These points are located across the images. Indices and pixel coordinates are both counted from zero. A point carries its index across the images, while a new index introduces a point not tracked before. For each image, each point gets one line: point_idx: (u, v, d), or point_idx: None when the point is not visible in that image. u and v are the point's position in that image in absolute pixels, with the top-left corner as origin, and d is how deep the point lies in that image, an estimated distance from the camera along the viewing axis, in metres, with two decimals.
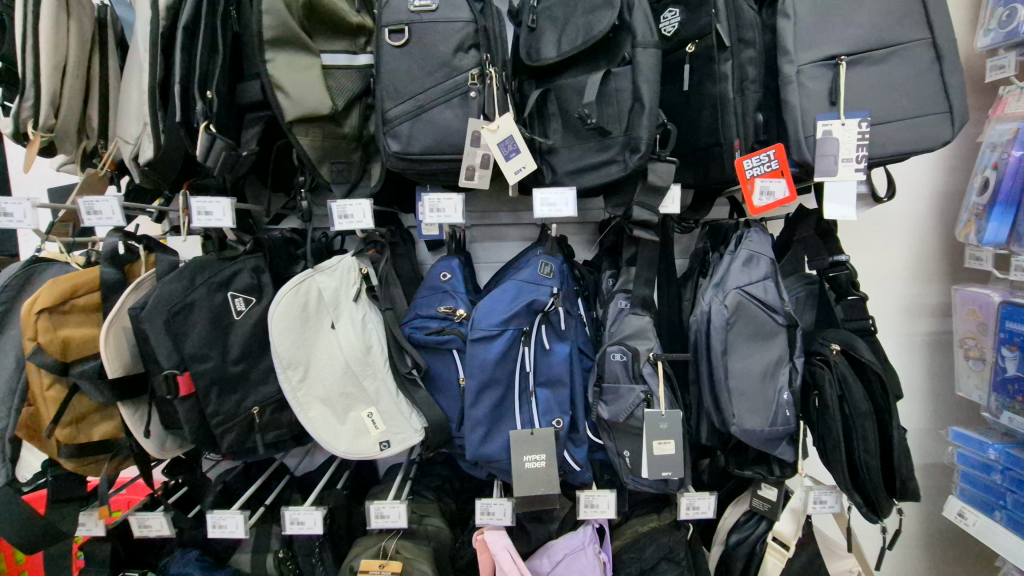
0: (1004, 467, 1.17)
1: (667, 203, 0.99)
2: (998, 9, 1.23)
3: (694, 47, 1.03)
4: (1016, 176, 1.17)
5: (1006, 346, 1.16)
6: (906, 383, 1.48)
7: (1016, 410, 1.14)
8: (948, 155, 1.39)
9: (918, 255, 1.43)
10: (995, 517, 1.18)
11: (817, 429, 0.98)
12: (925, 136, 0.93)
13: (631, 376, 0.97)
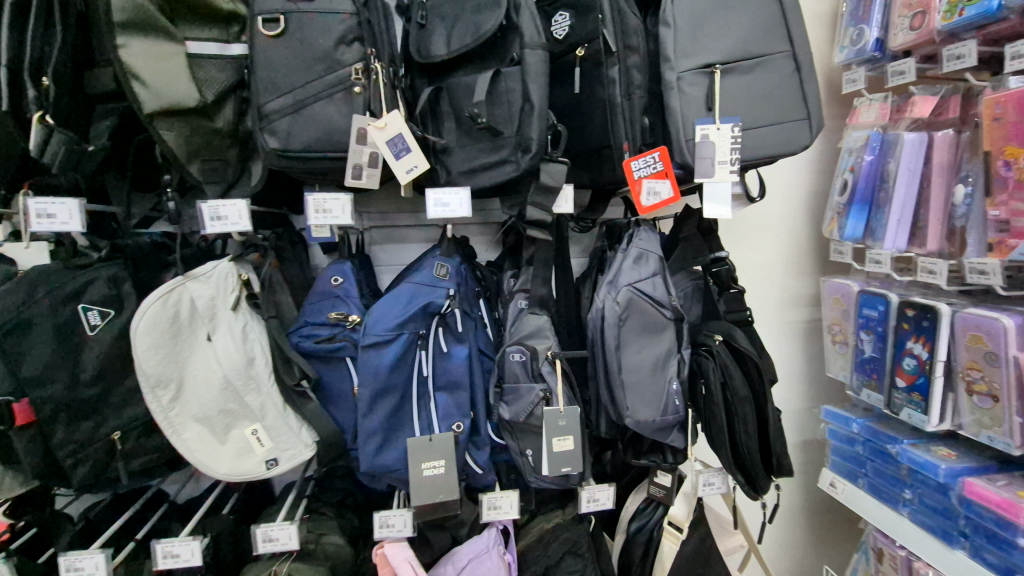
0: (865, 439, 1.31)
1: (560, 203, 1.01)
2: (850, 28, 1.38)
3: (583, 50, 1.05)
4: (869, 179, 1.31)
5: (863, 330, 1.30)
6: (781, 366, 1.61)
7: (871, 386, 1.29)
8: (813, 156, 1.54)
9: (790, 248, 1.56)
10: (857, 483, 1.33)
11: (704, 415, 1.04)
12: (788, 141, 1.02)
13: (530, 375, 0.97)
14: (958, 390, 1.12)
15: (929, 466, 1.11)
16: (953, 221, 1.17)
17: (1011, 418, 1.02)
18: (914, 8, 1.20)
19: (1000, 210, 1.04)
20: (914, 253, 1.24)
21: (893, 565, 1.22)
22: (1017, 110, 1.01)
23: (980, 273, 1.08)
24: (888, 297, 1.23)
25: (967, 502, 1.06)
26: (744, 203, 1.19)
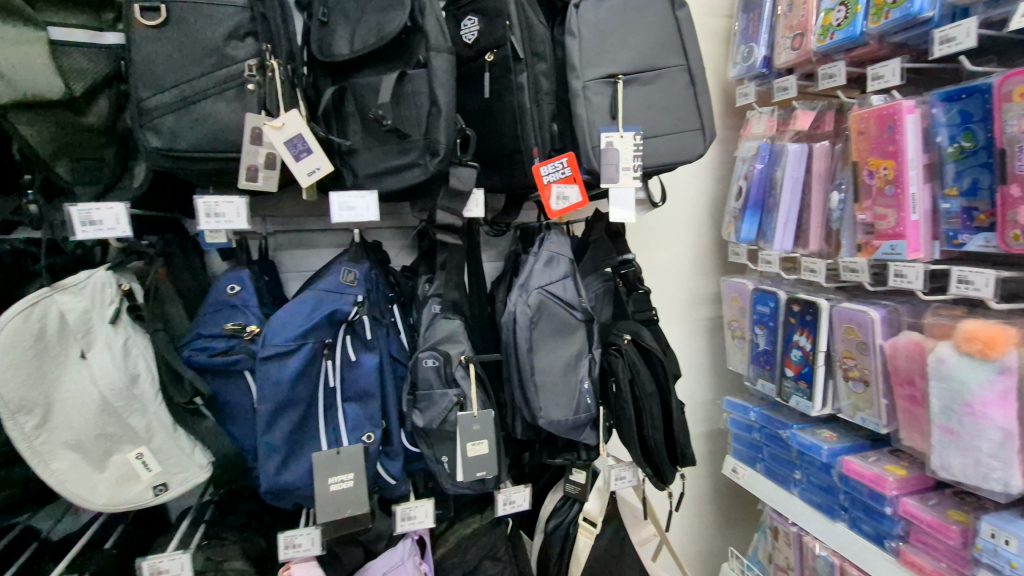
0: (761, 426, 1.41)
1: (471, 207, 1.01)
2: (740, 46, 1.49)
3: (492, 56, 1.05)
4: (760, 186, 1.42)
5: (757, 325, 1.41)
6: (685, 361, 1.70)
7: (765, 377, 1.39)
8: (711, 163, 1.64)
9: (691, 250, 1.66)
10: (756, 467, 1.44)
11: (614, 411, 1.08)
12: (685, 149, 1.08)
13: (444, 381, 0.97)
14: (837, 377, 1.24)
15: (814, 448, 1.22)
16: (830, 224, 1.29)
17: (879, 400, 1.14)
18: (794, 30, 1.32)
19: (866, 214, 1.17)
20: (798, 253, 1.36)
21: (787, 541, 1.32)
22: (878, 125, 1.12)
23: (852, 270, 1.21)
24: (778, 294, 1.35)
25: (845, 478, 1.17)
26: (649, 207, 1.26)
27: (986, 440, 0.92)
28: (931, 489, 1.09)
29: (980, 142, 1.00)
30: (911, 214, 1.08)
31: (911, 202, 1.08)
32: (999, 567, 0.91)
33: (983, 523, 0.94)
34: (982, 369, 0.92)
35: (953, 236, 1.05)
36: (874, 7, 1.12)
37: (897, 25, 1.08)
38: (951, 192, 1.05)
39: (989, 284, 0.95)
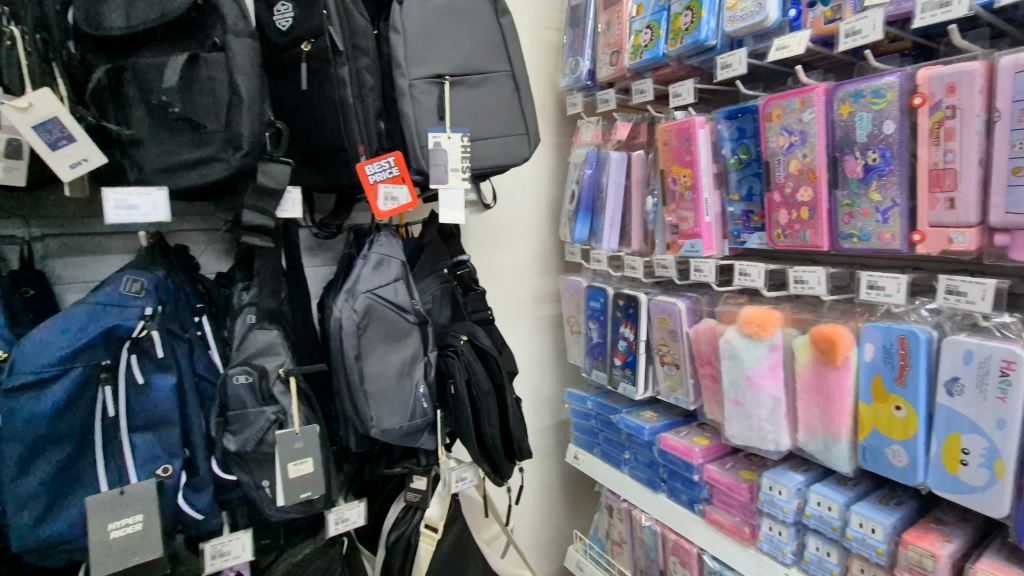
0: (597, 413, 1.51)
1: (285, 207, 0.93)
2: (568, 59, 1.58)
3: (309, 46, 0.97)
4: (590, 190, 1.53)
5: (590, 320, 1.51)
6: (529, 358, 1.77)
7: (599, 367, 1.50)
8: (546, 169, 1.74)
9: (530, 252, 1.73)
10: (594, 451, 1.55)
11: (452, 413, 1.08)
12: (511, 152, 1.11)
13: (259, 399, 0.90)
14: (655, 362, 1.37)
15: (638, 429, 1.34)
16: (647, 225, 1.43)
17: (687, 380, 1.29)
18: (612, 47, 1.44)
19: (672, 216, 1.31)
20: (622, 252, 1.49)
21: (620, 517, 1.44)
22: (677, 137, 1.27)
23: (663, 267, 1.35)
24: (606, 290, 1.46)
25: (663, 453, 1.30)
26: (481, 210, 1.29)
27: (763, 407, 1.09)
28: (728, 454, 1.25)
29: (753, 155, 1.17)
30: (705, 216, 1.24)
31: (705, 206, 1.24)
32: (775, 514, 1.08)
33: (764, 478, 1.10)
34: (758, 347, 1.09)
35: (737, 235, 1.23)
36: (673, 33, 1.26)
37: (690, 50, 1.23)
38: (734, 198, 1.22)
39: (761, 275, 1.13)
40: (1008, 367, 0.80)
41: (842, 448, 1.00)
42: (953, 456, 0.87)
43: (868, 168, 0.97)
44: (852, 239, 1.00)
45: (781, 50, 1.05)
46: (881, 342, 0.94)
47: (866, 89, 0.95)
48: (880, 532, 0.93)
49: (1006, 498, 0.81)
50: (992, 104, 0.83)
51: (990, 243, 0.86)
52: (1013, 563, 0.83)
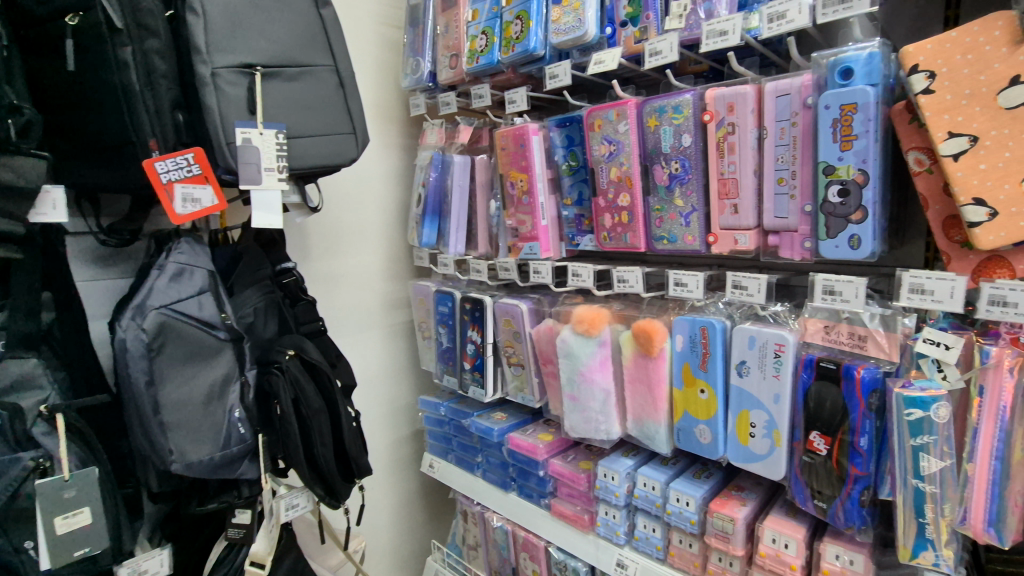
0: (450, 418, 1.49)
1: (43, 210, 0.84)
2: (409, 59, 1.55)
3: (76, 20, 0.83)
4: (436, 193, 1.51)
5: (439, 324, 1.49)
6: (383, 366, 1.71)
7: (449, 372, 1.49)
8: (393, 171, 1.70)
9: (377, 258, 1.68)
10: (448, 458, 1.54)
11: (278, 436, 0.98)
12: (336, 152, 1.04)
13: (11, 445, 0.80)
14: (503, 364, 1.39)
15: (487, 430, 1.35)
16: (492, 228, 1.45)
17: (532, 379, 1.32)
18: (450, 50, 1.44)
19: (512, 220, 1.34)
20: (469, 255, 1.49)
21: (474, 521, 1.44)
22: (513, 142, 1.29)
23: (506, 269, 1.37)
24: (453, 294, 1.45)
25: (512, 452, 1.33)
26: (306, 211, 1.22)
27: (595, 400, 1.16)
28: (571, 446, 1.31)
29: (580, 162, 1.24)
30: (541, 219, 1.28)
31: (541, 209, 1.28)
32: (609, 499, 1.15)
33: (600, 467, 1.17)
34: (589, 344, 1.15)
35: (572, 237, 1.29)
36: (505, 41, 1.29)
37: (521, 58, 1.26)
38: (567, 202, 1.28)
39: (590, 275, 1.20)
40: (780, 349, 0.93)
41: (660, 430, 1.10)
42: (744, 429, 0.99)
43: (672, 176, 1.07)
44: (662, 240, 1.11)
45: (599, 64, 1.13)
46: (688, 333, 1.05)
47: (668, 105, 1.05)
48: (692, 503, 1.03)
49: (782, 462, 0.95)
50: (761, 122, 0.96)
51: (765, 243, 1.00)
52: (790, 517, 0.96)
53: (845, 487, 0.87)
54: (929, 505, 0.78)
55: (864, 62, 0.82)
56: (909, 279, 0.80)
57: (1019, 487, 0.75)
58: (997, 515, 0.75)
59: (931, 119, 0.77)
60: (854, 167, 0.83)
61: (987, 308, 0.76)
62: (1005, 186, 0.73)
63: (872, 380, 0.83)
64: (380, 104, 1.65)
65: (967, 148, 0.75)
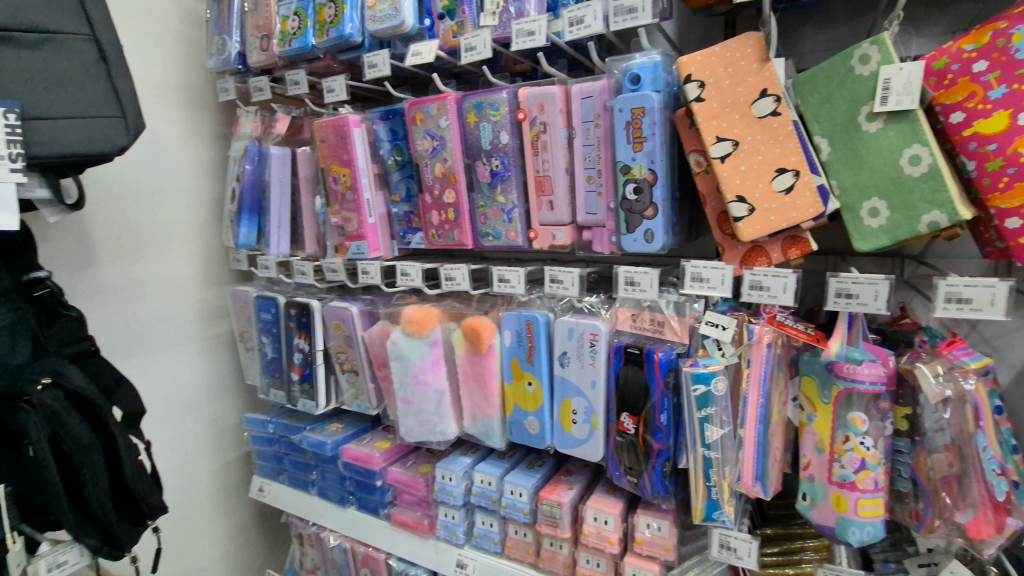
0: (279, 435, 1.37)
1: None
2: (214, 37, 1.37)
3: None
4: (252, 188, 1.36)
5: (263, 333, 1.36)
6: (204, 384, 1.52)
7: (276, 385, 1.36)
8: (204, 165, 1.51)
9: (186, 261, 1.47)
10: (281, 478, 1.42)
11: (36, 480, 0.87)
12: (98, 138, 0.92)
13: None
14: (335, 372, 1.30)
15: (320, 444, 1.26)
16: (318, 226, 1.34)
17: (367, 385, 1.25)
18: (261, 30, 1.30)
19: (337, 217, 1.25)
20: (294, 257, 1.38)
21: (311, 543, 1.36)
22: (333, 134, 1.21)
23: (333, 270, 1.28)
24: (277, 299, 1.32)
25: (347, 464, 1.25)
26: (59, 208, 1.03)
27: (428, 401, 1.13)
28: (411, 451, 1.27)
29: (406, 156, 1.20)
30: (368, 217, 1.22)
31: (367, 206, 1.21)
32: (447, 500, 1.13)
33: (437, 469, 1.14)
34: (420, 344, 1.11)
35: (403, 235, 1.25)
36: (319, 24, 1.19)
37: (336, 44, 1.18)
38: (395, 199, 1.23)
39: (419, 274, 1.16)
40: (594, 338, 0.98)
41: (494, 425, 1.11)
42: (567, 416, 1.04)
43: (493, 173, 1.07)
44: (488, 237, 1.11)
45: (416, 56, 1.09)
46: (515, 328, 1.06)
47: (485, 102, 1.05)
48: (525, 494, 1.05)
49: (599, 444, 1.01)
50: (570, 122, 1.00)
51: (580, 238, 1.05)
52: (610, 494, 1.03)
53: (651, 461, 0.95)
54: (713, 469, 0.87)
55: (649, 70, 0.88)
56: (691, 268, 0.89)
57: (777, 444, 0.87)
58: (761, 471, 0.86)
59: (702, 124, 0.86)
60: (645, 167, 0.90)
61: (748, 292, 0.85)
62: (760, 185, 0.84)
63: (667, 361, 0.91)
64: (182, 85, 1.44)
65: (731, 151, 0.85)
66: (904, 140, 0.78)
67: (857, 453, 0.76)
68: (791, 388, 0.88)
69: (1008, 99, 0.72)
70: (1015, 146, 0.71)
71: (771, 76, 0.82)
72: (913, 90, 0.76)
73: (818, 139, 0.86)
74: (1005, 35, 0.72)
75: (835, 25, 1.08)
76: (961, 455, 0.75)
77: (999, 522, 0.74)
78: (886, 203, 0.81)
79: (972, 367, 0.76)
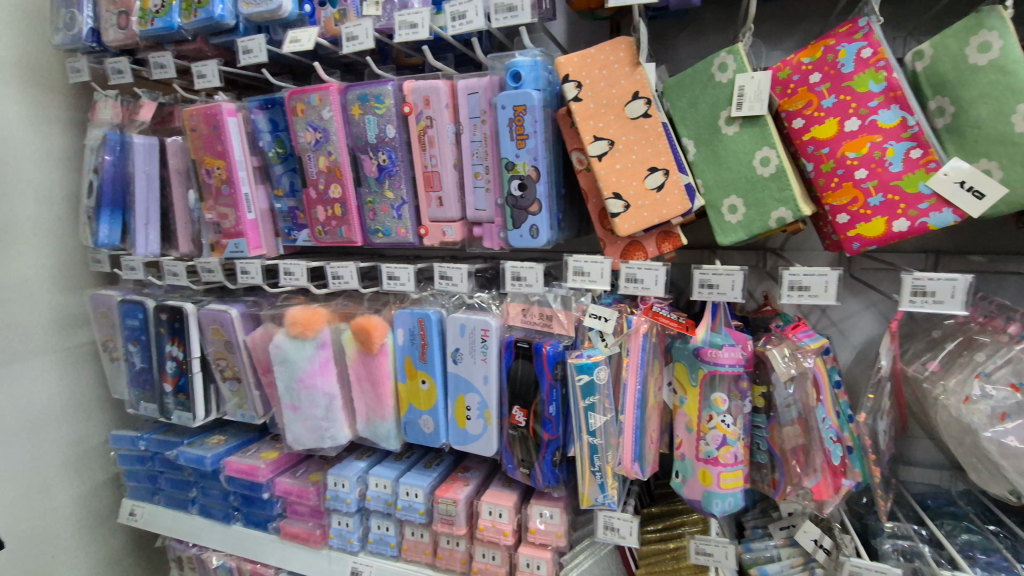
0: (153, 452, 1.25)
1: None
2: (61, 9, 1.21)
3: None
4: (113, 181, 1.22)
5: (129, 341, 1.23)
6: (61, 400, 1.35)
7: (146, 398, 1.24)
8: (55, 154, 1.34)
9: (34, 263, 1.29)
10: (156, 499, 1.30)
11: None
12: None
13: None
14: (215, 380, 1.21)
15: (198, 459, 1.16)
16: (192, 223, 1.24)
17: (252, 393, 1.17)
18: (118, 6, 1.17)
19: (212, 213, 1.16)
20: (165, 257, 1.26)
21: (192, 565, 1.26)
22: (205, 123, 1.12)
23: (209, 271, 1.18)
24: (145, 303, 1.20)
25: (230, 478, 1.16)
26: None
27: (317, 406, 1.08)
28: (302, 460, 1.21)
29: (288, 149, 1.13)
30: (247, 213, 1.14)
31: (245, 202, 1.14)
32: (341, 507, 1.09)
33: (329, 476, 1.10)
34: (306, 347, 1.06)
35: (289, 232, 1.19)
36: (184, 3, 1.09)
37: (205, 25, 1.09)
38: (278, 193, 1.16)
39: (304, 273, 1.11)
40: (485, 334, 0.98)
41: (388, 426, 1.09)
42: (461, 413, 1.03)
43: (380, 167, 1.04)
44: (377, 234, 1.08)
45: (295, 43, 1.03)
46: (408, 326, 1.04)
47: (370, 94, 1.02)
48: (420, 494, 1.03)
49: (493, 439, 1.01)
50: (456, 118, 0.99)
51: (471, 234, 1.05)
52: (505, 488, 1.04)
53: (541, 452, 0.97)
54: (598, 455, 0.91)
55: (530, 68, 0.90)
56: (574, 262, 0.91)
57: (653, 427, 0.92)
58: (640, 452, 0.91)
59: (580, 123, 0.89)
60: (528, 164, 0.92)
61: (625, 284, 0.89)
62: (634, 182, 0.89)
63: (555, 353, 0.93)
64: (23, 63, 1.26)
65: (607, 150, 0.89)
66: (756, 143, 0.86)
67: (719, 430, 0.82)
68: (666, 373, 0.93)
69: (837, 107, 0.80)
70: (843, 150, 0.80)
71: (642, 79, 0.87)
72: (762, 97, 0.83)
73: (686, 141, 0.92)
74: (834, 50, 0.80)
75: (707, 31, 1.16)
76: (806, 426, 0.84)
77: (836, 484, 0.83)
78: (743, 200, 0.88)
79: (811, 347, 0.84)
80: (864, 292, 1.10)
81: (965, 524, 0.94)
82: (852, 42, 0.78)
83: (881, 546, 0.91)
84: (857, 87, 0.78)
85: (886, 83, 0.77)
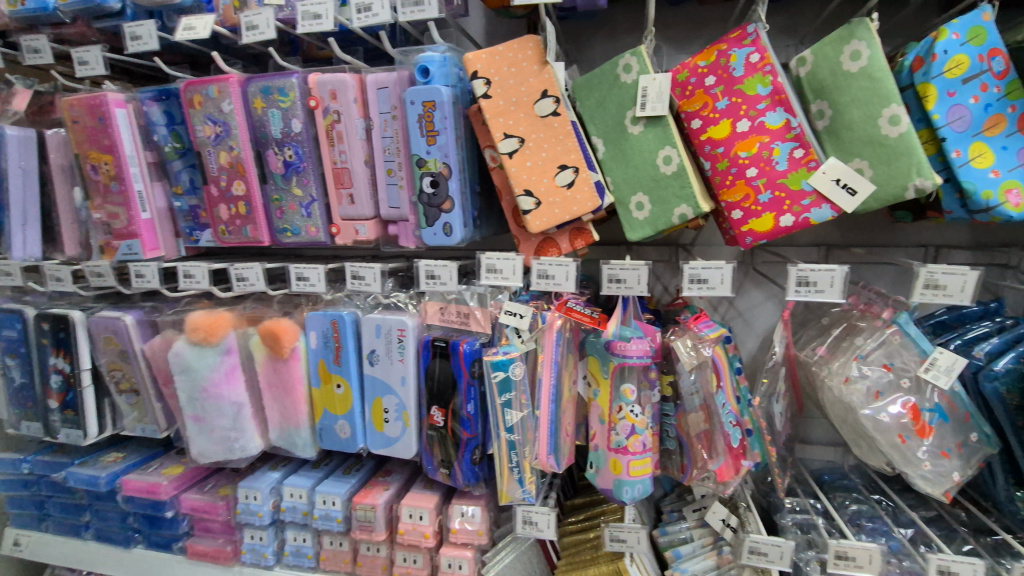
0: (39, 475, 1.14)
1: None
2: None
3: None
4: None
5: (6, 355, 1.11)
6: None
7: (29, 416, 1.12)
8: None
9: None
10: (45, 526, 1.18)
11: None
12: None
13: None
14: (109, 393, 1.11)
15: (90, 480, 1.07)
16: (79, 224, 1.14)
17: (151, 405, 1.09)
18: None
19: (100, 212, 1.07)
20: (48, 261, 1.14)
21: None
22: (89, 114, 1.02)
23: (98, 275, 1.09)
24: (23, 312, 1.09)
25: (128, 498, 1.08)
26: None
27: (224, 416, 1.02)
28: (211, 474, 1.14)
29: (187, 143, 1.06)
30: (141, 212, 1.06)
31: (139, 200, 1.06)
32: (253, 521, 1.04)
33: (240, 489, 1.04)
34: (209, 354, 1.00)
35: (190, 232, 1.12)
36: None
37: (87, 7, 1.00)
38: (177, 191, 1.09)
39: (206, 276, 1.04)
40: (401, 335, 0.96)
41: (303, 433, 1.04)
42: (378, 416, 1.01)
43: (287, 164, 1.00)
44: (286, 233, 1.03)
45: (188, 31, 0.96)
46: (321, 328, 1.00)
47: (273, 86, 0.97)
48: (337, 502, 1.00)
49: (412, 441, 0.99)
50: (366, 113, 0.96)
51: (385, 233, 1.03)
52: (425, 489, 1.03)
53: (459, 451, 0.96)
54: (515, 451, 0.92)
55: (439, 64, 0.89)
56: (487, 260, 0.91)
57: (569, 420, 0.94)
58: (555, 446, 0.92)
59: (490, 120, 0.89)
60: (439, 161, 0.91)
61: (537, 281, 0.90)
62: (544, 179, 0.90)
63: (471, 351, 0.93)
64: None
65: (518, 148, 0.89)
66: (658, 142, 0.89)
67: (628, 420, 0.85)
68: (580, 367, 0.95)
69: (729, 109, 0.85)
70: (735, 149, 0.84)
71: (550, 78, 0.88)
72: (663, 98, 0.86)
73: (595, 139, 0.94)
74: (726, 55, 0.84)
75: (618, 34, 1.20)
76: (709, 413, 0.88)
77: (736, 465, 0.88)
78: (648, 198, 0.91)
79: (710, 336, 0.88)
80: (765, 284, 1.17)
81: (854, 494, 1.02)
82: (741, 48, 0.83)
83: (782, 521, 0.97)
84: (747, 90, 0.83)
85: (772, 86, 0.82)
